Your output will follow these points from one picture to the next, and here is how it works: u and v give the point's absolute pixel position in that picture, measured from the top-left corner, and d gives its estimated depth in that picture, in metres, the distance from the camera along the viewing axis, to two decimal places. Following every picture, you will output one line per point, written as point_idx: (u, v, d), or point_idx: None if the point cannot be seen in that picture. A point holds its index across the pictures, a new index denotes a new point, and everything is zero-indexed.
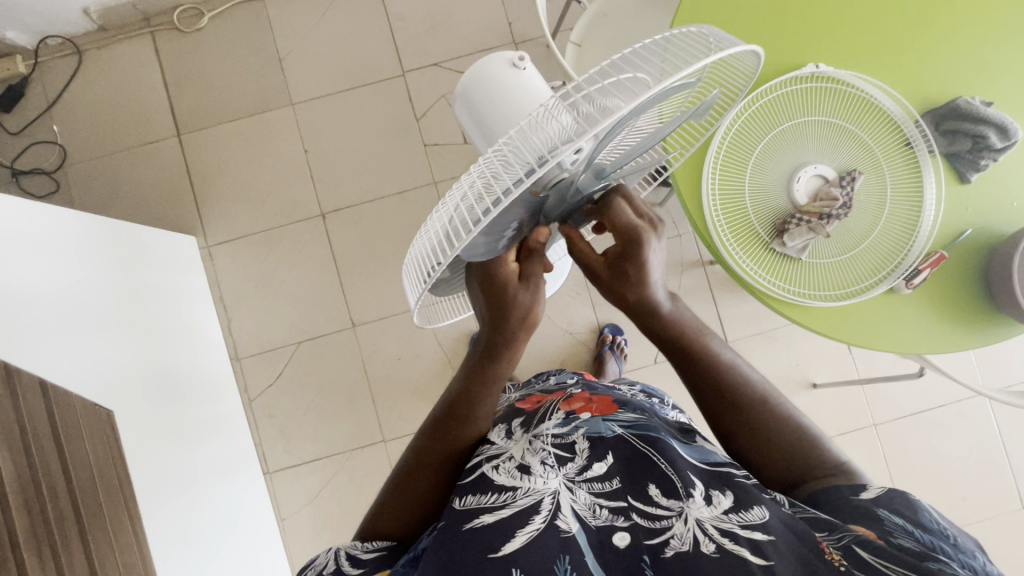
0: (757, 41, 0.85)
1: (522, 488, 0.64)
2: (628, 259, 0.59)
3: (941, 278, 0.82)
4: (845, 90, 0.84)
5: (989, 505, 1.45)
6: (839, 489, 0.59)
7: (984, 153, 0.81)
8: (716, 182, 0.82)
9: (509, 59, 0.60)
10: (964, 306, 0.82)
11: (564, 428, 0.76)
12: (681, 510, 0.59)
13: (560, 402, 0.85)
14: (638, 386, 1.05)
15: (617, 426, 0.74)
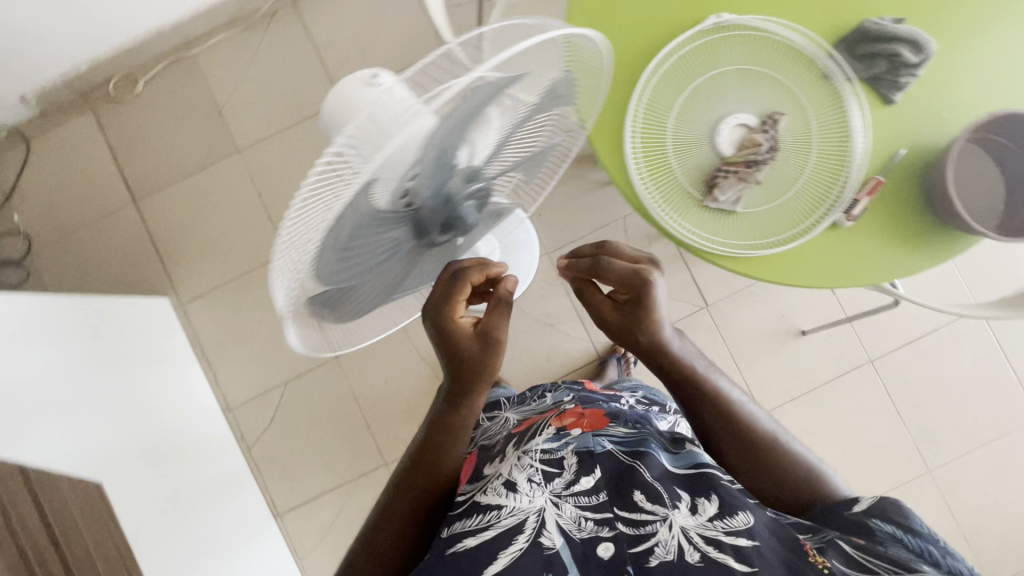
0: (656, 3, 0.83)
1: (507, 507, 0.66)
2: (637, 302, 0.70)
3: (889, 200, 0.80)
4: (753, 34, 0.83)
5: (1001, 421, 1.43)
6: (833, 506, 0.61)
7: (901, 71, 0.79)
8: (637, 149, 0.81)
9: (363, 78, 0.56)
10: (920, 229, 0.80)
11: (555, 444, 0.77)
12: (665, 516, 0.61)
13: (552, 419, 0.87)
14: (640, 394, 1.10)
15: (607, 441, 0.75)
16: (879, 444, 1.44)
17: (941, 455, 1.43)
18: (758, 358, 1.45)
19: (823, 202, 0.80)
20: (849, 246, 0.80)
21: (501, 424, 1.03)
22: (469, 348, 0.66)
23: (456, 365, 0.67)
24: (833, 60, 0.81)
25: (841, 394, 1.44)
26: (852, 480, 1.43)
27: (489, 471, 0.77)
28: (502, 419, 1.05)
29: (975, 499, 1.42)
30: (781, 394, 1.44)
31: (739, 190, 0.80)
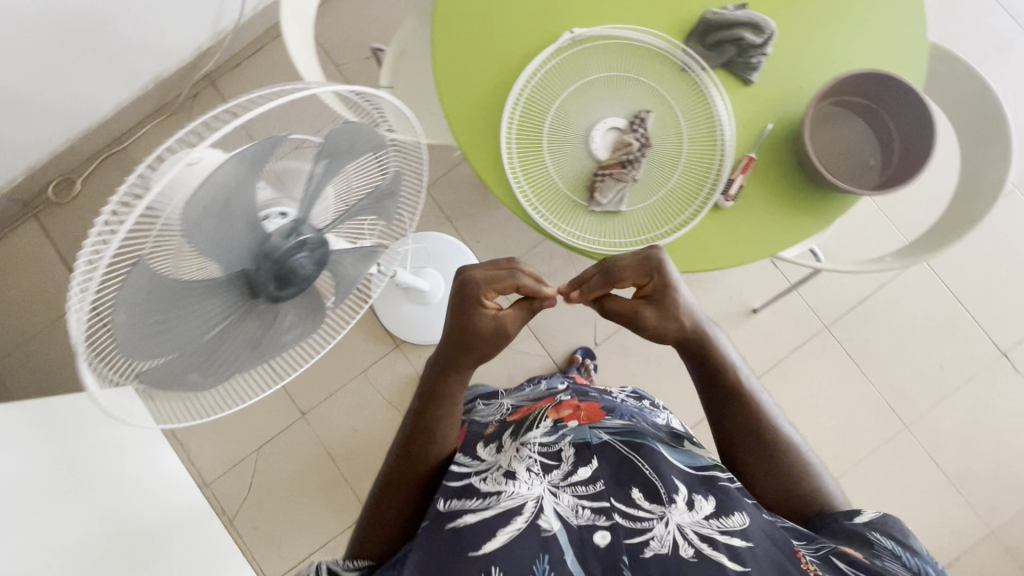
0: (513, 31, 0.88)
1: (507, 490, 0.64)
2: (664, 288, 0.73)
3: (783, 172, 0.84)
4: (608, 41, 0.86)
5: (968, 363, 1.42)
6: (834, 515, 0.63)
7: (750, 52, 0.83)
8: (517, 169, 0.85)
9: None
10: (811, 197, 0.83)
11: (551, 437, 0.75)
12: (662, 514, 0.61)
13: (549, 409, 0.84)
14: (629, 390, 1.04)
15: (603, 433, 0.73)
16: (852, 407, 1.43)
17: (915, 408, 1.42)
18: None
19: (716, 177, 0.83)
20: (766, 226, 0.83)
21: (496, 408, 0.99)
22: (484, 321, 0.76)
23: (463, 338, 0.77)
24: (686, 52, 0.85)
25: (805, 365, 1.44)
26: (832, 448, 1.42)
27: (487, 458, 0.75)
28: (496, 403, 1.01)
29: (957, 446, 1.40)
30: None
31: (619, 191, 0.83)
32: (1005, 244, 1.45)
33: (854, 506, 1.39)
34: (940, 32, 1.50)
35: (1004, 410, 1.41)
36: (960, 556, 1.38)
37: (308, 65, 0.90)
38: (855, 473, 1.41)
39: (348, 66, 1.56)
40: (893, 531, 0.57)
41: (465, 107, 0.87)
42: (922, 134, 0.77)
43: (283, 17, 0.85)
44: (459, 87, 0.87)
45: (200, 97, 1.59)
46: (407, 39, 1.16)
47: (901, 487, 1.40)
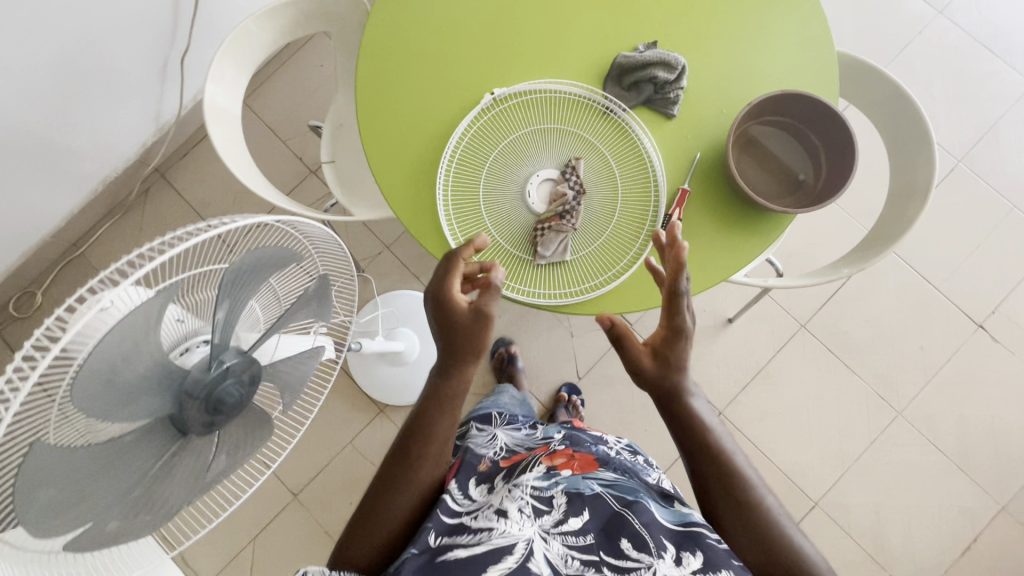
0: (437, 99, 0.89)
1: (498, 527, 0.59)
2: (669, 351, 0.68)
3: (720, 200, 0.86)
4: (529, 97, 0.88)
5: (947, 340, 1.43)
6: None
7: (666, 88, 0.84)
8: (459, 235, 0.86)
9: None
10: (750, 224, 0.85)
11: (544, 482, 0.70)
12: (650, 565, 0.59)
13: (542, 456, 0.80)
14: (625, 442, 1.00)
15: (596, 484, 0.71)
16: (843, 402, 1.42)
17: (904, 393, 1.41)
18: (699, 359, 1.44)
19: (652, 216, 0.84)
20: (707, 250, 0.85)
21: (494, 441, 0.95)
22: (463, 317, 0.68)
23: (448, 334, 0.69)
24: (606, 97, 0.86)
25: (788, 367, 1.44)
26: (830, 447, 1.40)
27: (479, 499, 0.71)
28: (491, 434, 0.97)
29: (952, 425, 1.40)
30: (732, 386, 1.43)
31: (562, 242, 0.83)
32: (960, 217, 1.47)
33: (861, 501, 1.37)
34: (859, 24, 1.55)
35: (992, 382, 1.41)
36: (976, 537, 1.36)
37: (240, 161, 0.90)
38: (856, 469, 1.39)
39: (295, 140, 1.58)
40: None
41: (399, 180, 0.88)
42: (844, 148, 0.78)
43: (207, 120, 0.86)
44: (390, 162, 0.88)
45: (152, 191, 1.60)
46: (343, 113, 1.18)
47: (905, 476, 1.38)
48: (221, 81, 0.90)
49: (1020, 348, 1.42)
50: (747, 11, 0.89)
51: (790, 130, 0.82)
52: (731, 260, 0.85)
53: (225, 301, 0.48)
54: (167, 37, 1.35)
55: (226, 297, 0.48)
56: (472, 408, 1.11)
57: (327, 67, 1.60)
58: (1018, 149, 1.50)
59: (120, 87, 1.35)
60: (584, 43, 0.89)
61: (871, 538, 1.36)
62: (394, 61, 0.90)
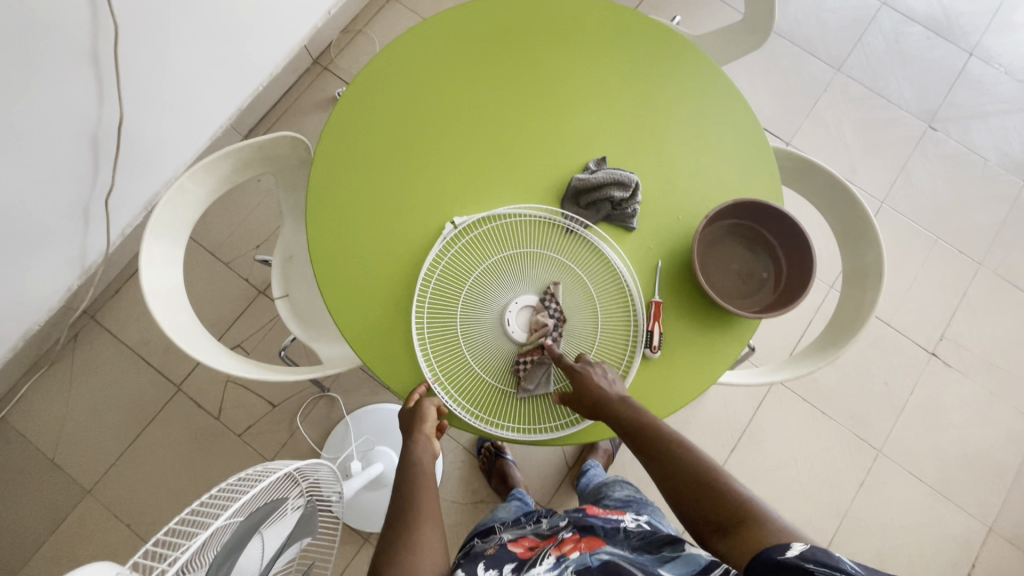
0: (398, 238, 0.86)
1: None
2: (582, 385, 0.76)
3: (692, 303, 0.86)
4: (492, 224, 0.86)
5: (906, 371, 1.50)
6: (767, 552, 0.57)
7: (623, 205, 0.86)
8: (440, 377, 0.81)
9: None
10: (723, 323, 0.86)
11: (555, 570, 0.66)
12: None
13: (550, 547, 0.73)
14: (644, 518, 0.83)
15: (604, 553, 0.66)
16: (827, 450, 1.44)
17: (880, 431, 1.46)
18: (685, 428, 1.44)
19: (635, 330, 0.83)
20: (691, 355, 0.85)
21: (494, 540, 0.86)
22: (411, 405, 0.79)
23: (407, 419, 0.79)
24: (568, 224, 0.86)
25: (770, 422, 1.45)
26: (824, 496, 1.41)
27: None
28: (495, 537, 0.88)
29: (928, 455, 1.45)
30: (720, 451, 1.43)
31: (544, 374, 0.80)
32: (893, 253, 1.58)
33: (861, 545, 1.39)
34: (772, 90, 1.68)
35: (953, 405, 1.48)
36: (974, 562, 1.39)
37: (184, 332, 0.83)
38: (853, 515, 1.41)
39: (239, 261, 1.50)
40: (824, 560, 0.51)
41: (368, 329, 0.83)
42: (800, 247, 0.81)
43: (146, 297, 0.79)
44: (354, 307, 0.83)
45: (82, 336, 1.46)
46: (291, 244, 1.12)
47: (898, 514, 1.41)
48: (156, 248, 0.84)
49: (971, 369, 1.51)
50: (684, 118, 0.93)
51: (747, 230, 0.86)
52: (717, 360, 0.85)
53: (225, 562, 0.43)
54: (88, 179, 1.26)
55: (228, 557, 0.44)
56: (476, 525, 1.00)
57: (265, 181, 1.54)
58: (929, 184, 1.64)
59: (39, 239, 1.23)
60: (537, 165, 0.90)
61: None
62: (348, 199, 0.87)
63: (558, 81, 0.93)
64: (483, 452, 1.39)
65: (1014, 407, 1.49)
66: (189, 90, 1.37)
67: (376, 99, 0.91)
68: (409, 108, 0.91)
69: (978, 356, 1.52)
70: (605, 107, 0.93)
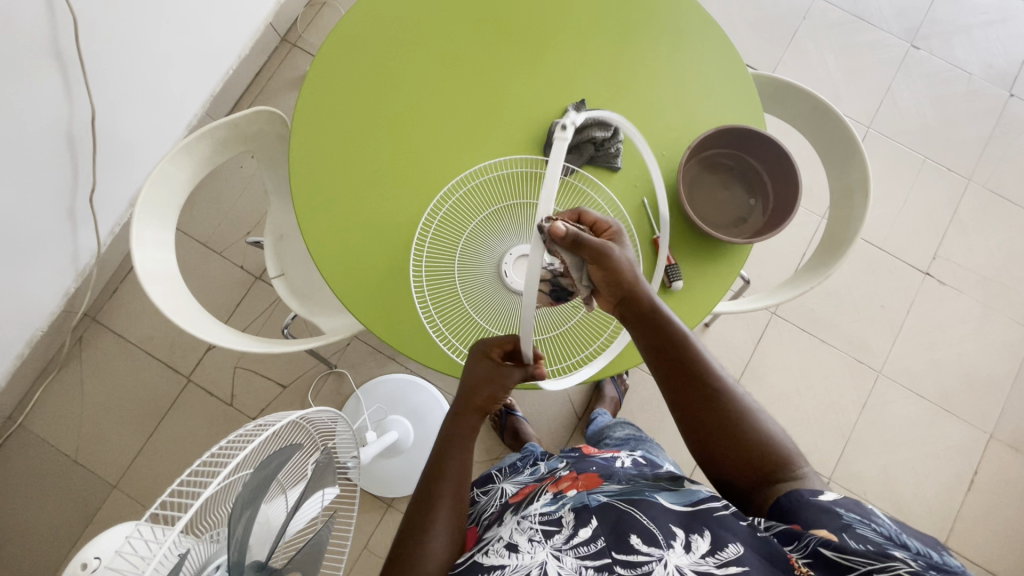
0: (388, 202, 0.86)
1: (510, 564, 0.63)
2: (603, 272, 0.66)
3: (683, 236, 0.86)
4: (479, 178, 0.86)
5: (902, 293, 1.52)
6: (799, 494, 0.60)
7: (606, 145, 0.85)
8: (445, 334, 0.81)
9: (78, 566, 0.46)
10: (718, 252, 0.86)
11: (552, 506, 0.73)
12: (659, 555, 0.59)
13: (548, 485, 0.80)
14: (638, 451, 0.90)
15: (602, 495, 0.71)
16: (828, 377, 1.47)
17: (879, 353, 1.49)
18: None
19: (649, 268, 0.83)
20: (686, 290, 0.85)
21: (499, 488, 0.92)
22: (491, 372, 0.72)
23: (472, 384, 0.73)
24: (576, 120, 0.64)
25: (771, 356, 1.48)
26: (827, 421, 1.45)
27: (489, 535, 0.73)
28: (497, 490, 0.92)
29: (927, 372, 1.48)
30: None
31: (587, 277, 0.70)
32: (882, 177, 1.58)
33: (866, 464, 1.43)
34: (751, 23, 1.65)
35: (949, 322, 1.50)
36: (977, 470, 1.43)
37: (187, 315, 0.84)
38: (857, 437, 1.45)
39: (232, 249, 1.51)
40: (852, 510, 0.55)
41: (369, 296, 0.84)
42: (784, 164, 0.81)
43: (143, 281, 0.80)
44: (353, 276, 0.84)
45: (86, 339, 1.47)
46: (280, 223, 1.12)
47: (901, 431, 1.45)
48: (149, 235, 0.85)
49: (965, 285, 1.53)
50: (660, 52, 0.92)
51: (730, 159, 0.86)
52: (711, 291, 0.85)
53: (243, 514, 0.45)
54: (70, 180, 1.25)
55: (245, 508, 0.46)
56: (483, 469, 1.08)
57: (250, 167, 1.53)
58: (915, 105, 1.63)
59: (32, 246, 1.23)
60: (517, 112, 0.89)
61: (887, 498, 1.42)
62: (334, 171, 0.87)
63: (528, 27, 0.92)
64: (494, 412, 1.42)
65: (1009, 317, 1.51)
66: (157, 81, 1.35)
67: (348, 66, 0.90)
68: (383, 72, 0.90)
69: (971, 272, 1.53)
70: (578, 48, 0.91)
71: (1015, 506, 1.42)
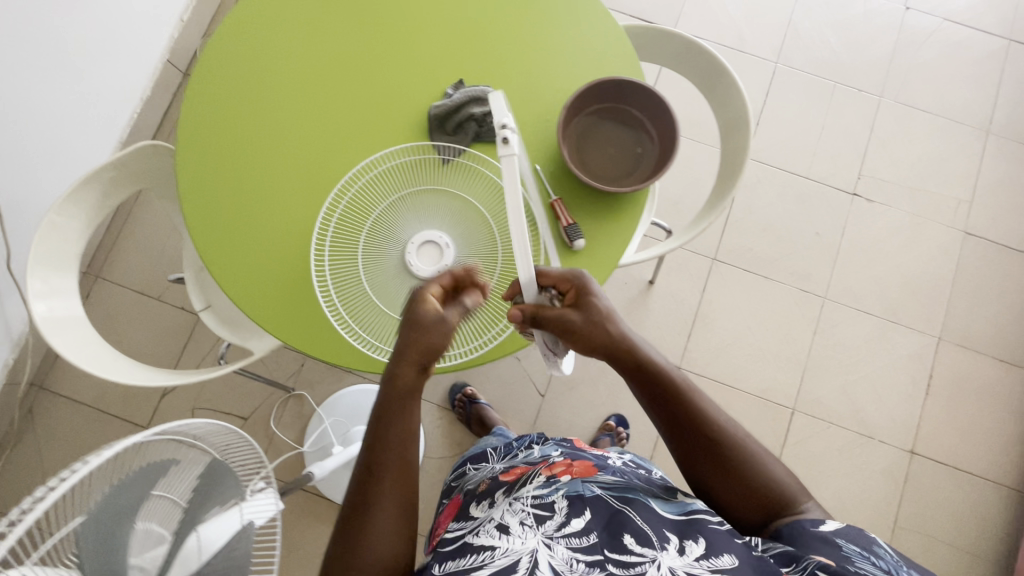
0: (282, 212, 0.86)
1: (501, 546, 0.62)
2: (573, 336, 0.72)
3: (578, 196, 0.86)
4: (370, 173, 0.86)
5: (834, 216, 1.55)
6: (800, 524, 0.66)
7: (486, 119, 0.87)
8: (358, 332, 0.82)
9: None
10: (618, 203, 0.86)
11: (545, 490, 0.72)
12: (654, 556, 0.60)
13: (540, 468, 0.81)
14: (627, 454, 0.96)
15: (596, 486, 0.72)
16: (776, 310, 1.50)
17: (822, 279, 1.51)
18: (641, 328, 1.48)
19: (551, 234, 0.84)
20: (589, 245, 0.85)
21: (487, 471, 0.93)
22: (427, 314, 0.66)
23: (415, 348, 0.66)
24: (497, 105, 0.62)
25: (718, 300, 1.50)
26: (783, 354, 1.48)
27: (478, 516, 0.73)
28: (488, 470, 0.94)
29: (870, 289, 1.51)
30: (679, 339, 1.48)
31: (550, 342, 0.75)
32: (797, 108, 1.60)
33: (826, 387, 1.47)
34: None
35: (883, 237, 1.54)
36: (932, 373, 1.47)
37: (102, 360, 0.84)
38: (813, 364, 1.48)
39: (170, 292, 1.49)
40: (853, 540, 0.61)
41: (278, 309, 0.84)
42: (656, 104, 0.83)
43: (45, 334, 0.79)
44: (256, 291, 0.84)
45: (38, 408, 1.45)
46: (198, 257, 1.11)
47: (854, 349, 1.48)
48: (50, 287, 0.84)
49: (892, 198, 1.56)
50: (530, 18, 0.92)
51: (611, 112, 0.86)
52: (617, 241, 0.86)
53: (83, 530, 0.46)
54: None
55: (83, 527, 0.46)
56: (464, 455, 1.08)
57: (148, 201, 1.50)
58: (817, 32, 1.65)
59: None
60: (398, 102, 0.89)
61: (851, 416, 1.45)
62: (223, 192, 0.87)
63: (394, 14, 0.92)
64: (458, 404, 1.43)
65: (940, 222, 1.55)
66: (60, 137, 1.32)
67: (223, 84, 0.90)
68: (258, 85, 0.89)
69: (896, 185, 1.57)
70: (449, 27, 0.91)
71: (974, 402, 1.46)
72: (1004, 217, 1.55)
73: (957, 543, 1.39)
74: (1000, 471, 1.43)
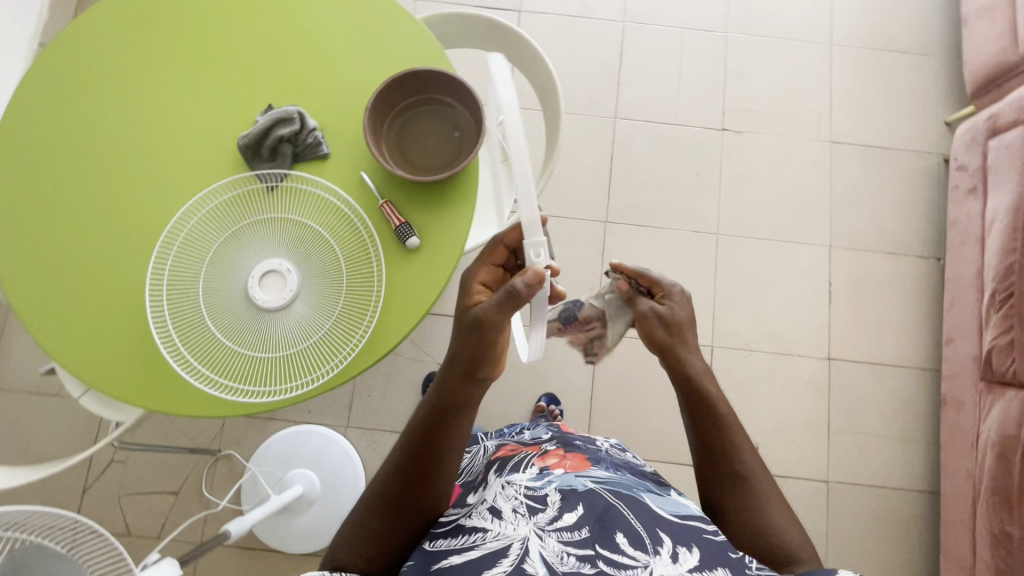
0: (110, 276, 0.83)
1: (492, 532, 0.63)
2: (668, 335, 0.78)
3: (406, 197, 0.87)
4: (195, 215, 0.84)
5: (709, 155, 1.60)
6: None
7: (300, 138, 0.86)
8: (212, 377, 0.80)
9: None
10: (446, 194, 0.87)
11: (537, 482, 0.73)
12: (647, 562, 0.60)
13: (535, 457, 0.84)
14: (613, 437, 1.00)
15: (589, 481, 0.73)
16: (676, 256, 1.53)
17: (710, 216, 1.56)
18: None
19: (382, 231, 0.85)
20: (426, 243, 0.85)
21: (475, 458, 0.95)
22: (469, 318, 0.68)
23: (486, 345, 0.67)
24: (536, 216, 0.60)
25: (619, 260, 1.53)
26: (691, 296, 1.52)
27: (473, 500, 0.74)
28: (480, 455, 0.96)
29: (758, 215, 1.57)
30: None
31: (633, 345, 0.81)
32: (652, 60, 1.65)
33: (738, 316, 1.51)
34: None
35: (759, 163, 1.59)
36: (831, 280, 1.53)
37: None
38: (721, 298, 1.52)
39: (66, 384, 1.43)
40: None
41: (130, 373, 0.81)
42: (455, 87, 0.84)
43: None
44: (96, 358, 0.81)
45: None
46: None
47: (755, 275, 1.53)
48: None
49: (759, 125, 1.62)
50: (326, 28, 0.91)
51: (422, 105, 0.86)
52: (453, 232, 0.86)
53: None
54: None
55: None
56: None
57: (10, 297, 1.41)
58: None
59: None
60: (210, 140, 0.87)
61: (767, 339, 1.50)
62: (44, 268, 0.83)
63: (186, 52, 0.90)
64: None
65: (808, 137, 1.62)
66: None
67: (25, 151, 0.87)
68: (64, 148, 0.87)
69: (761, 112, 1.63)
70: (248, 53, 0.90)
71: (876, 298, 1.53)
72: (863, 120, 1.63)
73: (888, 432, 1.46)
74: (914, 357, 1.50)
